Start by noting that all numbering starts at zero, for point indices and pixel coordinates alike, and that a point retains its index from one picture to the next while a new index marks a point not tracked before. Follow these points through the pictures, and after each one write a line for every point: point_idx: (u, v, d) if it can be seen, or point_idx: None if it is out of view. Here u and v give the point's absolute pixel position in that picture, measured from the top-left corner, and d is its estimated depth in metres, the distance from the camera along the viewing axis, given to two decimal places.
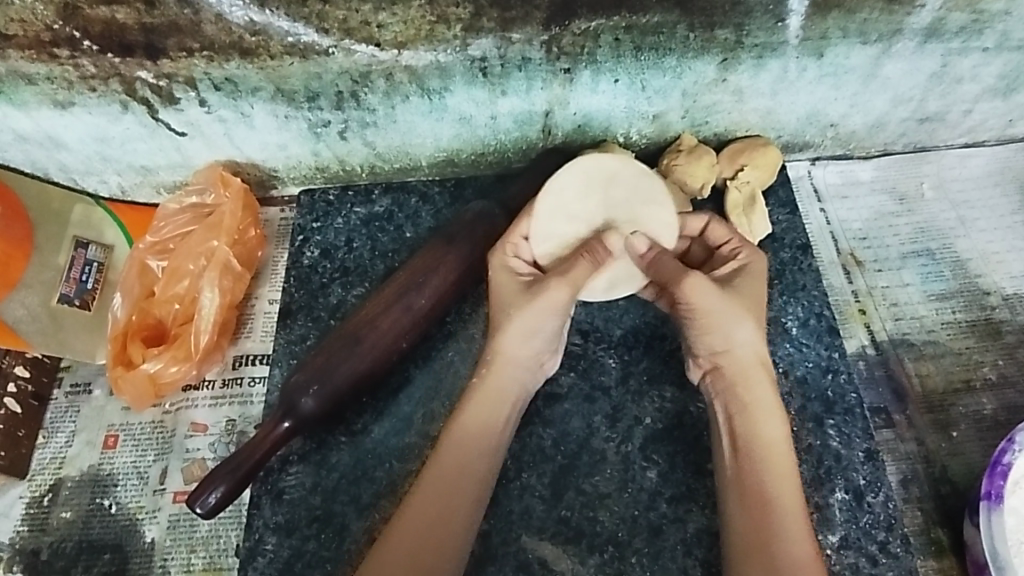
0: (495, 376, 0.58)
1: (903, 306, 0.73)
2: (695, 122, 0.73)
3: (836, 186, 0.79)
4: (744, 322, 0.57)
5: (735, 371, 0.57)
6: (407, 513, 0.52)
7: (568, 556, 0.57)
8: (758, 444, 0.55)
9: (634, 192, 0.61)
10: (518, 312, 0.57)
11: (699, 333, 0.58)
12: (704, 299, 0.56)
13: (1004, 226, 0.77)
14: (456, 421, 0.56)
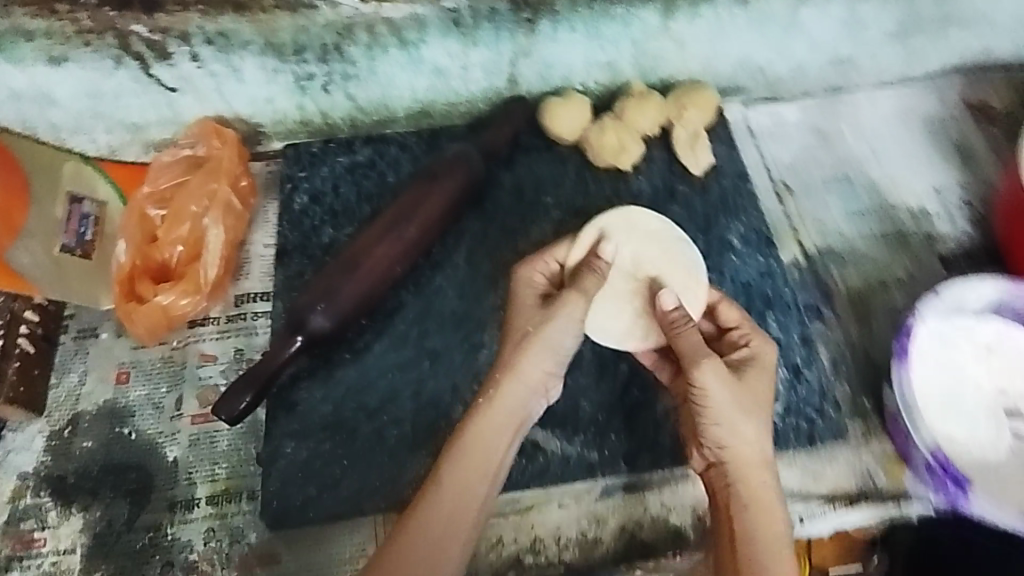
0: (478, 450, 0.57)
1: (827, 224, 0.83)
2: (643, 70, 0.82)
3: (767, 127, 0.89)
4: (756, 421, 0.58)
5: (741, 465, 0.57)
6: None
7: (556, 438, 0.66)
8: (755, 538, 0.55)
9: (666, 258, 0.69)
10: (527, 359, 0.60)
11: (708, 421, 0.58)
12: (716, 387, 0.58)
13: (910, 156, 0.89)
14: (434, 501, 0.55)
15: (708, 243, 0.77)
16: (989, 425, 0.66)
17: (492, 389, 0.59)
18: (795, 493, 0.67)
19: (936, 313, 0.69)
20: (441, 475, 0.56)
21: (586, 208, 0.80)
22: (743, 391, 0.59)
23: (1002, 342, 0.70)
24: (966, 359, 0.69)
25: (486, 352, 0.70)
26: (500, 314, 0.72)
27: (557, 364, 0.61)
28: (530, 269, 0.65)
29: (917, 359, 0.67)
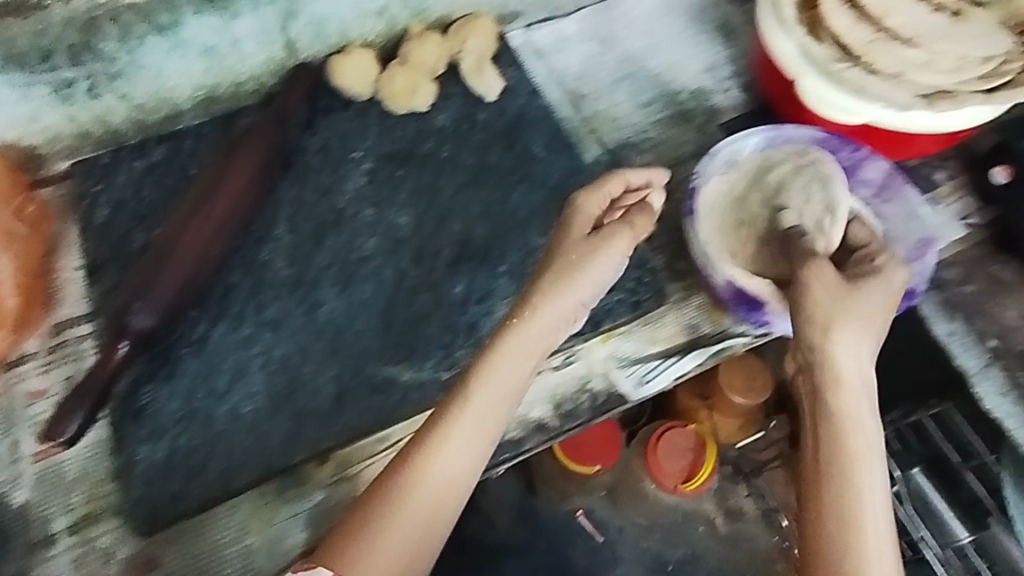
0: (503, 369, 0.60)
1: (620, 119, 0.90)
2: (415, 11, 0.84)
3: (550, 44, 0.94)
4: (836, 331, 0.61)
5: (817, 376, 0.60)
6: (404, 519, 0.55)
7: (409, 369, 0.69)
8: (842, 419, 0.58)
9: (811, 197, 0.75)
10: (560, 295, 0.62)
11: (811, 308, 0.62)
12: (831, 298, 0.62)
13: (681, 42, 0.95)
14: (466, 411, 0.59)
15: (514, 158, 0.82)
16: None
17: (526, 306, 0.62)
18: (634, 358, 0.73)
19: (711, 172, 0.77)
20: (471, 396, 0.59)
21: (395, 153, 0.81)
22: (854, 299, 0.62)
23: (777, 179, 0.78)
24: (746, 204, 0.77)
25: (326, 309, 0.71)
26: (331, 271, 0.73)
27: (585, 294, 0.63)
28: (585, 206, 0.66)
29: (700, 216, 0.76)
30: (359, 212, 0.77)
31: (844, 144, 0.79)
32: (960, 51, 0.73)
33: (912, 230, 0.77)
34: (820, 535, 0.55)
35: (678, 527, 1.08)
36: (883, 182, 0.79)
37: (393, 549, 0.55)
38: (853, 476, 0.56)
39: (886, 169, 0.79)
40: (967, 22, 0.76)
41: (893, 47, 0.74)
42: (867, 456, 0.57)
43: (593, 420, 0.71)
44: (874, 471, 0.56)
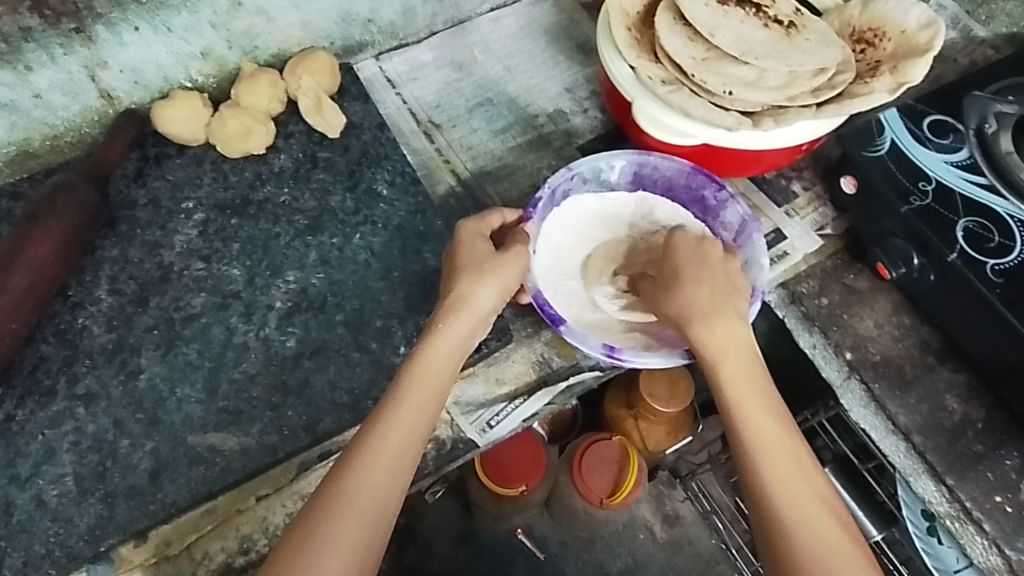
0: (432, 370, 0.63)
1: (477, 147, 0.86)
2: (245, 49, 0.81)
3: (405, 73, 0.90)
4: (721, 318, 0.64)
5: (715, 373, 0.63)
6: (358, 519, 0.57)
7: (233, 436, 0.65)
8: (770, 404, 0.62)
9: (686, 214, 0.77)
10: (448, 329, 0.64)
11: (706, 320, 0.63)
12: (694, 292, 0.65)
13: (540, 63, 0.93)
14: (397, 414, 0.61)
15: (357, 198, 0.79)
16: (604, 282, 0.73)
17: (444, 316, 0.65)
18: (482, 402, 0.71)
19: (576, 186, 0.77)
20: (406, 403, 0.61)
21: (229, 201, 0.77)
22: (721, 296, 0.65)
23: (645, 205, 0.78)
24: (610, 228, 0.76)
25: (146, 376, 0.67)
26: (154, 333, 0.69)
27: (474, 321, 0.65)
28: (469, 239, 0.68)
29: (541, 221, 0.75)
30: (187, 268, 0.73)
31: (708, 180, 0.78)
32: (788, 66, 0.71)
33: (749, 277, 0.74)
34: (773, 522, 0.57)
35: (618, 535, 1.15)
36: (740, 225, 0.77)
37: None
38: (772, 469, 0.58)
39: (743, 214, 0.77)
40: (800, 33, 0.74)
41: (723, 65, 0.72)
42: (785, 444, 0.60)
43: (438, 472, 0.68)
44: (791, 464, 0.59)
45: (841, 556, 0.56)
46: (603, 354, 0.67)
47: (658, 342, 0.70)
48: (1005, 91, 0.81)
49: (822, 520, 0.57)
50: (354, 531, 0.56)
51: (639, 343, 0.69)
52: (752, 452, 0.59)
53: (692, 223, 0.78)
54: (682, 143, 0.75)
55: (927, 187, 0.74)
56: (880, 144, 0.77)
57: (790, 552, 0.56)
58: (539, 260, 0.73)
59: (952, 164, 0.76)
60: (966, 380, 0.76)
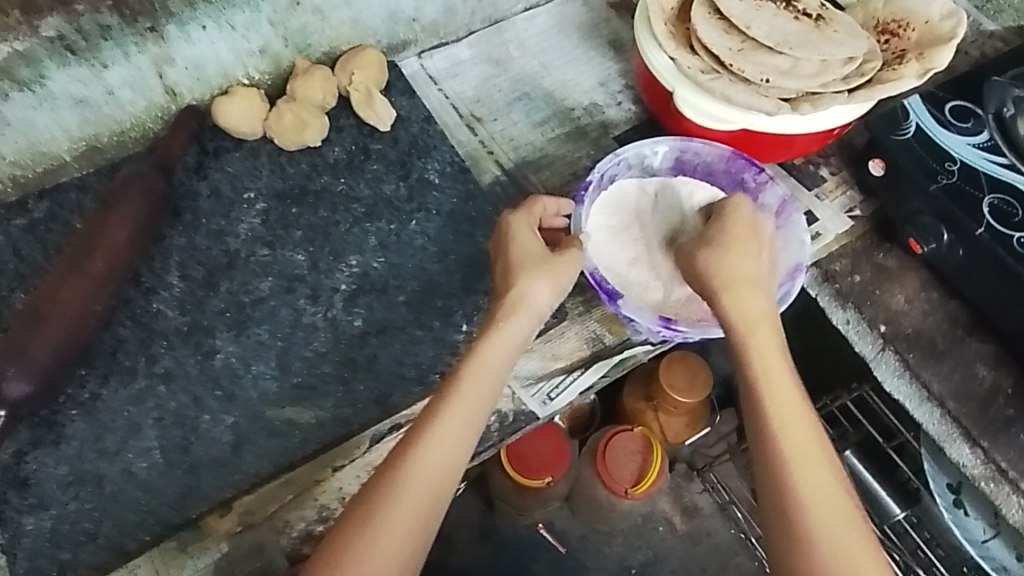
0: (487, 368, 0.62)
1: (518, 138, 0.89)
2: (299, 47, 0.85)
3: (445, 70, 0.93)
4: (752, 289, 0.65)
5: (742, 335, 0.64)
6: (416, 496, 0.57)
7: (308, 409, 0.68)
8: (784, 389, 0.61)
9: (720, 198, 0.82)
10: (507, 326, 0.64)
11: (733, 295, 0.65)
12: (733, 261, 0.67)
13: (574, 59, 0.96)
14: (448, 408, 0.60)
15: (410, 187, 0.83)
16: (651, 259, 0.77)
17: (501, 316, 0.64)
18: (540, 376, 0.74)
19: (622, 171, 0.82)
20: (461, 385, 0.61)
21: (288, 191, 0.81)
22: (751, 270, 0.67)
23: (688, 187, 0.82)
24: (657, 208, 0.80)
25: (221, 356, 0.70)
26: (225, 315, 0.72)
27: (531, 317, 0.65)
28: (520, 235, 0.69)
29: (592, 204, 0.79)
30: (252, 254, 0.76)
31: (749, 164, 0.82)
32: (820, 56, 0.75)
33: (791, 255, 0.79)
34: (784, 488, 0.58)
35: (639, 528, 1.17)
36: (780, 207, 0.82)
37: (387, 561, 0.56)
38: (790, 437, 0.60)
39: (783, 197, 0.82)
40: (828, 25, 0.78)
41: (759, 55, 0.76)
42: (801, 415, 0.61)
43: (502, 442, 0.71)
44: (807, 437, 0.60)
45: (846, 533, 0.57)
46: (658, 326, 0.73)
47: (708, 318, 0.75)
48: (1022, 78, 0.86)
49: (835, 494, 0.58)
50: (406, 511, 0.57)
51: (688, 318, 0.74)
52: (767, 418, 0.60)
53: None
54: (721, 128, 0.80)
55: (953, 166, 0.78)
56: (907, 128, 0.81)
57: (796, 515, 0.58)
58: (594, 238, 0.77)
59: (975, 146, 0.80)
60: (994, 350, 0.80)
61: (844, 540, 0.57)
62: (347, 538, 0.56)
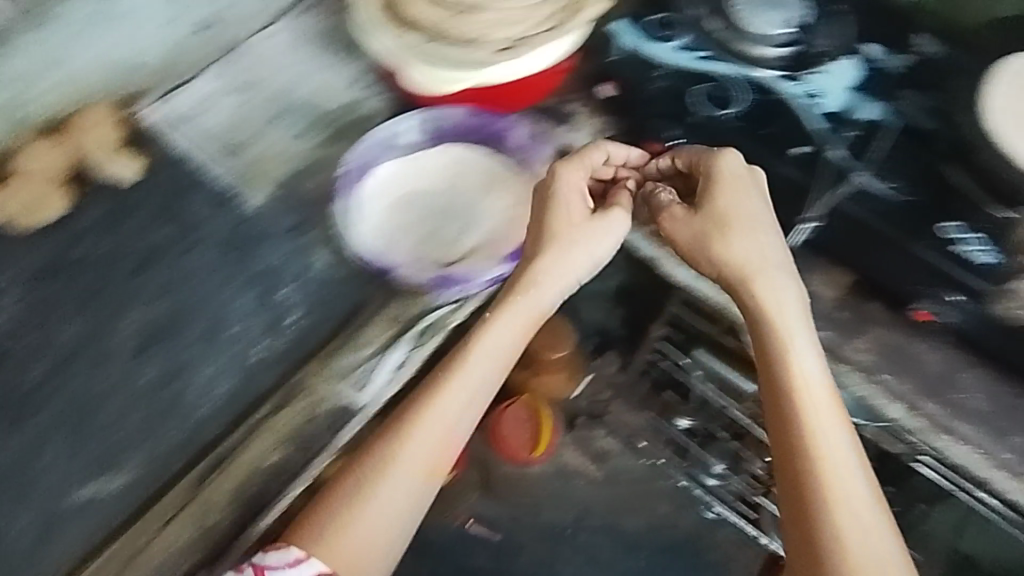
0: (464, 379, 0.72)
1: (282, 156, 0.88)
2: (15, 120, 0.85)
3: (187, 112, 0.89)
4: (765, 275, 0.75)
5: (763, 326, 0.74)
6: (384, 504, 0.67)
7: (111, 476, 0.69)
8: (806, 398, 0.70)
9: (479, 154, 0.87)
10: (491, 324, 0.74)
11: (757, 303, 0.74)
12: (743, 241, 0.76)
13: (324, 65, 0.95)
14: (424, 416, 0.70)
15: (178, 228, 0.82)
16: (422, 228, 0.82)
17: (515, 292, 0.76)
18: (349, 369, 0.75)
19: (378, 153, 0.85)
20: (451, 376, 0.72)
21: (47, 269, 0.78)
22: (770, 264, 0.75)
23: (446, 152, 0.87)
24: (421, 180, 0.85)
25: (11, 448, 0.70)
26: (7, 411, 0.72)
27: (532, 319, 0.76)
28: (571, 193, 0.79)
29: (354, 192, 0.83)
30: (19, 343, 0.75)
31: (492, 115, 0.87)
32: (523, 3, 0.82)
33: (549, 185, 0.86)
34: (801, 459, 0.68)
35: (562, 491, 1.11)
36: (530, 142, 0.88)
37: (359, 546, 0.65)
38: (809, 435, 0.69)
39: (530, 132, 0.88)
40: None
41: (472, 15, 0.81)
42: (827, 400, 0.70)
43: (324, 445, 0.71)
44: (830, 425, 0.69)
45: (880, 546, 0.65)
46: (435, 286, 0.78)
47: (489, 263, 0.80)
48: None
49: (870, 523, 0.65)
50: (390, 501, 0.67)
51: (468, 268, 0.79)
52: (795, 424, 0.69)
53: (491, 155, 0.87)
54: (452, 91, 0.85)
55: (660, 71, 0.90)
56: (614, 50, 0.92)
57: (819, 480, 0.67)
58: (362, 224, 0.81)
59: (681, 48, 0.90)
60: None
61: (868, 535, 0.65)
62: (335, 503, 0.67)
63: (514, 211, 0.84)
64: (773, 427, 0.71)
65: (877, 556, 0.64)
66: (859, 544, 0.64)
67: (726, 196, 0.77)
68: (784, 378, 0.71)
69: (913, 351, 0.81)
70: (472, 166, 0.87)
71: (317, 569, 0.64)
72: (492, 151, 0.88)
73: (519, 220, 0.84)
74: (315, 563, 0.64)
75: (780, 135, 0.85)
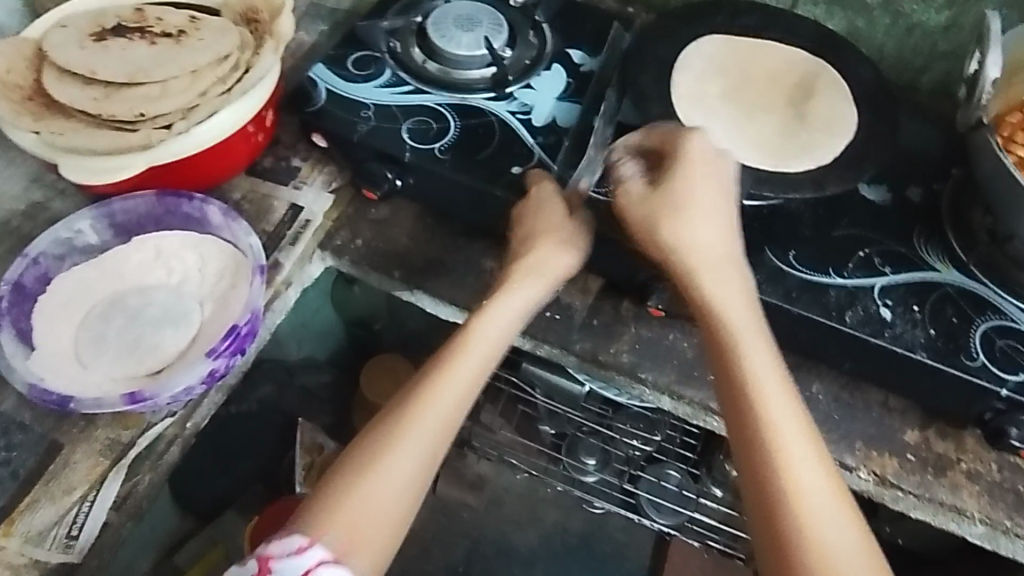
0: (456, 374, 0.66)
1: None
2: None
3: None
4: (710, 258, 0.66)
5: (703, 297, 0.65)
6: (406, 458, 0.62)
7: None
8: (762, 391, 0.61)
9: (177, 241, 0.79)
10: (494, 306, 0.71)
11: (717, 284, 0.65)
12: (673, 227, 0.67)
13: None
14: (441, 379, 0.65)
15: None
16: (109, 338, 0.72)
17: (531, 260, 0.73)
18: (54, 522, 0.68)
19: (57, 265, 0.77)
20: (463, 346, 0.68)
21: None
22: (725, 252, 0.67)
23: (137, 246, 0.79)
24: (111, 282, 0.77)
25: None
26: None
27: (545, 290, 0.73)
28: (556, 210, 0.75)
29: (25, 313, 0.73)
30: None
31: (178, 198, 0.80)
32: (183, 68, 0.75)
33: (253, 260, 0.77)
34: (754, 438, 0.59)
35: None
36: (225, 217, 0.79)
37: (370, 523, 0.59)
38: (767, 406, 0.60)
39: (222, 210, 0.79)
40: (190, 36, 0.78)
41: (123, 93, 0.73)
42: (782, 391, 0.61)
43: None
44: (783, 409, 0.60)
45: (848, 534, 0.56)
46: (125, 403, 0.68)
47: (189, 363, 0.71)
48: (407, 9, 0.94)
49: (840, 511, 0.57)
50: (393, 485, 0.61)
51: (164, 377, 0.70)
52: (756, 423, 0.59)
53: (189, 240, 0.79)
54: (106, 182, 0.74)
55: (368, 112, 0.85)
56: (316, 97, 0.86)
57: (772, 474, 0.58)
58: (36, 346, 0.71)
59: (381, 86, 0.87)
60: (492, 241, 0.89)
61: (838, 529, 0.56)
62: (338, 475, 0.61)
63: (219, 297, 0.76)
64: (734, 420, 0.61)
65: (851, 548, 0.55)
66: (832, 540, 0.55)
67: (664, 181, 0.69)
68: (738, 356, 0.62)
69: (663, 343, 0.84)
70: (169, 257, 0.79)
71: (320, 557, 0.57)
72: (189, 236, 0.80)
73: (224, 307, 0.75)
74: (319, 549, 0.57)
75: (495, 158, 0.83)
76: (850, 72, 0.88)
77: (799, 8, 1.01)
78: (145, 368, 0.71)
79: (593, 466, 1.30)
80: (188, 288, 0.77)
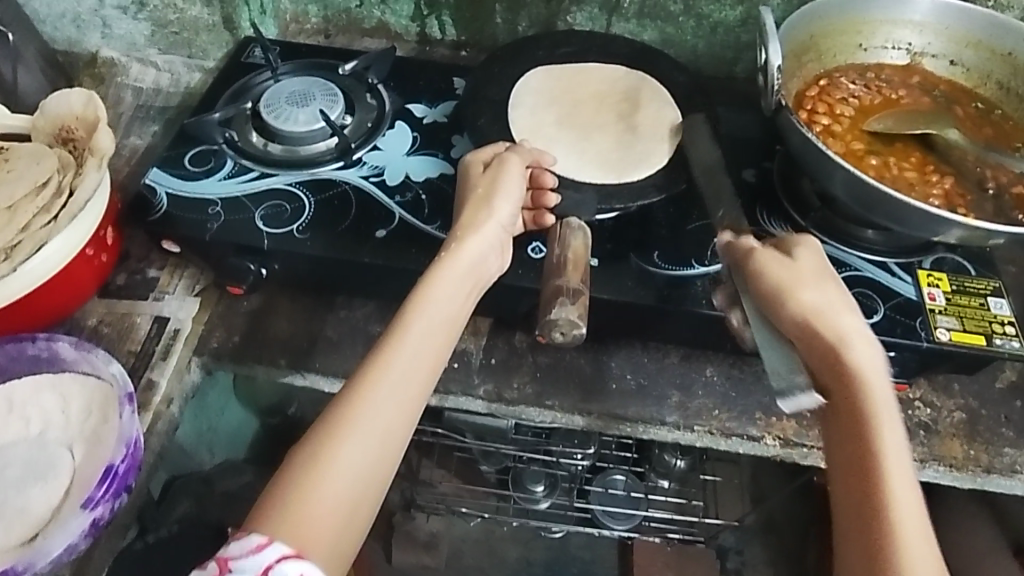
0: (421, 329, 0.64)
1: None
2: None
3: None
4: (851, 344, 0.60)
5: (855, 438, 0.56)
6: (381, 416, 0.59)
7: None
8: (880, 462, 0.55)
9: (30, 386, 0.73)
10: (455, 252, 0.68)
11: (840, 358, 0.59)
12: (812, 292, 0.63)
13: None
14: (408, 329, 0.63)
15: None
16: None
17: (464, 210, 0.72)
18: None
19: None
20: (426, 295, 0.65)
21: None
22: (851, 331, 0.60)
23: None
24: None
25: None
26: None
27: (474, 279, 0.69)
28: (509, 176, 0.74)
29: None
30: None
31: (18, 341, 0.73)
32: None
33: (118, 389, 0.71)
34: (864, 498, 0.54)
35: None
36: (77, 352, 0.74)
37: (342, 492, 0.56)
38: (900, 537, 0.52)
39: (72, 343, 0.74)
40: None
41: None
42: (906, 458, 0.56)
43: None
44: (905, 487, 0.54)
45: None
46: None
47: (64, 518, 0.65)
48: (236, 96, 0.93)
49: None
50: (370, 446, 0.58)
51: (37, 541, 0.64)
52: (877, 491, 0.54)
53: (43, 384, 0.73)
54: None
55: (216, 208, 0.82)
56: (158, 203, 0.82)
57: (882, 541, 0.52)
58: None
59: (224, 178, 0.85)
60: (375, 305, 0.89)
61: None
62: (307, 449, 0.58)
63: (88, 438, 0.70)
64: (841, 482, 0.56)
65: None
66: None
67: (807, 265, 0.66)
68: (857, 422, 0.57)
69: (562, 365, 0.86)
70: (25, 406, 0.72)
71: (282, 552, 0.52)
72: (41, 378, 0.73)
73: (95, 448, 0.69)
74: (279, 546, 0.53)
75: (356, 226, 0.82)
76: (668, 78, 0.95)
77: (614, 26, 1.08)
78: (15, 538, 0.65)
79: (542, 492, 1.30)
80: (52, 434, 0.71)
